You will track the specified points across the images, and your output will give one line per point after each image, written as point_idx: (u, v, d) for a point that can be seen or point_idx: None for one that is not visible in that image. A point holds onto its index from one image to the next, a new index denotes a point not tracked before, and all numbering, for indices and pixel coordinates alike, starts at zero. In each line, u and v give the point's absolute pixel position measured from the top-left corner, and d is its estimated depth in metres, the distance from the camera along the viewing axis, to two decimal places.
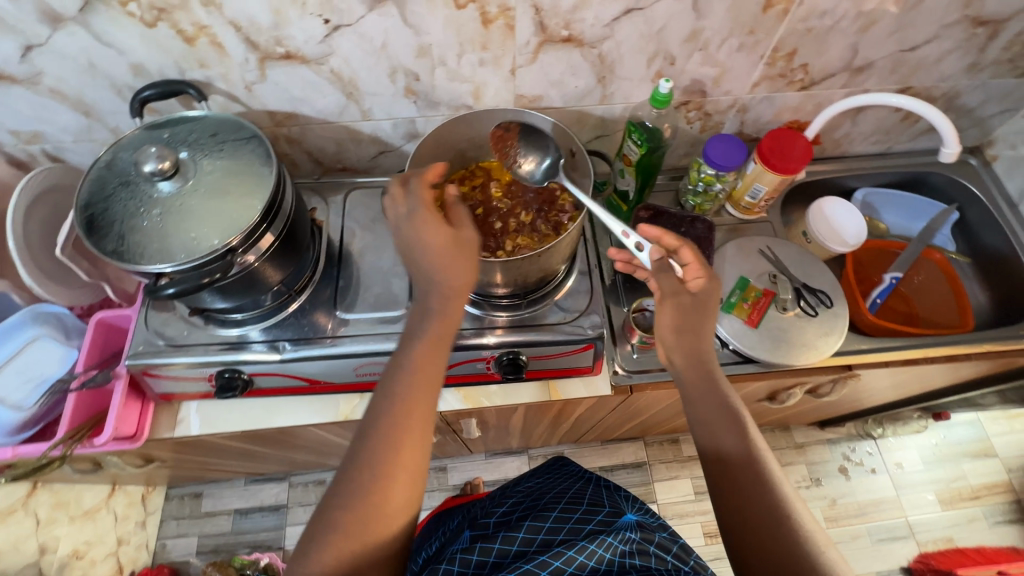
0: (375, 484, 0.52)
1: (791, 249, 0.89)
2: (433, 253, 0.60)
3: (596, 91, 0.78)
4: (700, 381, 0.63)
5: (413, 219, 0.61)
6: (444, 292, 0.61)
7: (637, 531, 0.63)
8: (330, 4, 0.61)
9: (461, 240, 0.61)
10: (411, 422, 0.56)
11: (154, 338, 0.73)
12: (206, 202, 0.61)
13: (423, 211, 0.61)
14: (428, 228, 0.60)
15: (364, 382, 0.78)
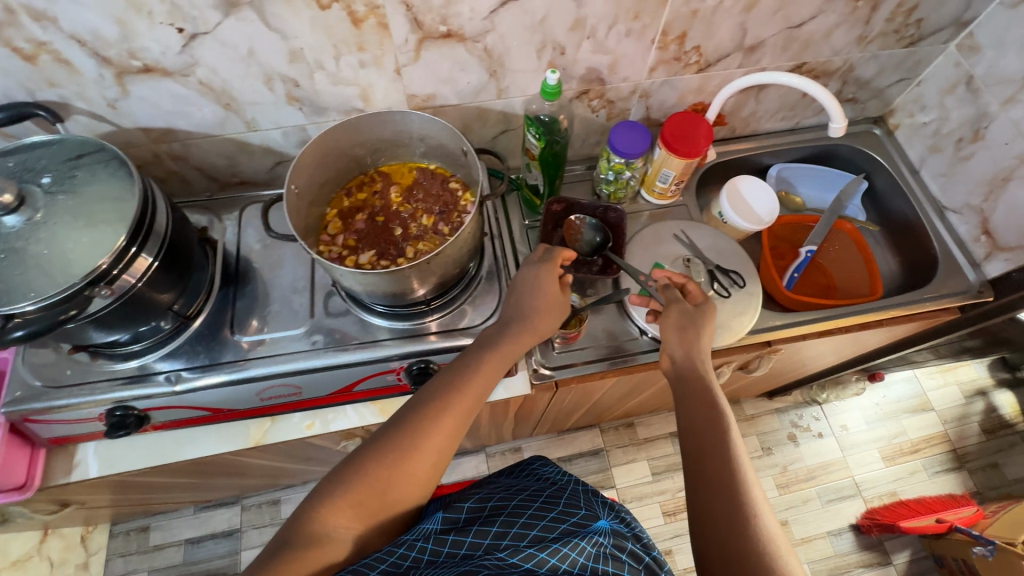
0: (402, 456, 0.58)
1: (704, 232, 0.90)
2: (545, 297, 0.71)
3: (490, 85, 0.75)
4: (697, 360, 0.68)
5: (542, 266, 0.72)
6: (526, 334, 0.69)
7: (609, 537, 0.57)
8: (180, 11, 0.57)
9: (561, 301, 0.72)
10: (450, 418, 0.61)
11: (31, 380, 0.68)
12: (65, 231, 0.57)
13: (548, 266, 0.72)
14: (546, 278, 0.71)
15: (274, 405, 0.75)
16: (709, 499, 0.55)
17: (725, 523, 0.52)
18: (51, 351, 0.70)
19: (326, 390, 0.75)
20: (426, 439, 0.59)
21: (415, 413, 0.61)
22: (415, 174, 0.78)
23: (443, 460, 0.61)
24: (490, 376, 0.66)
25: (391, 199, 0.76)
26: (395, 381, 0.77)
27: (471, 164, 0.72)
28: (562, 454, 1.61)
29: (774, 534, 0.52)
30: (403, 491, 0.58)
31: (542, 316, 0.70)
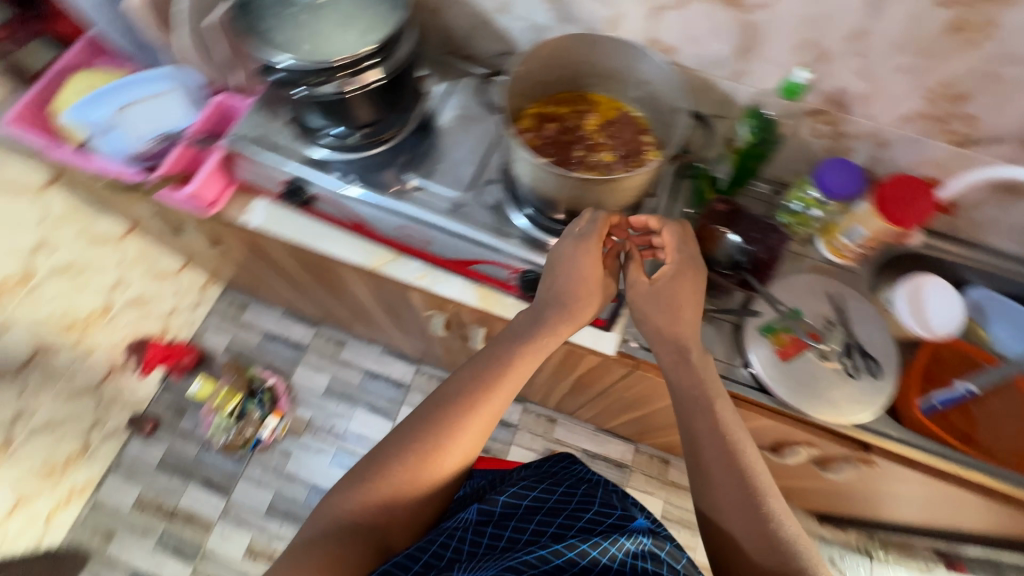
0: (415, 451, 0.66)
1: (865, 308, 0.81)
2: (570, 281, 0.69)
3: (732, 62, 0.74)
4: (724, 461, 0.62)
5: (579, 245, 0.68)
6: (559, 315, 0.70)
7: (650, 537, 0.59)
8: None
9: (603, 285, 0.71)
10: (466, 413, 0.67)
11: (250, 129, 0.82)
12: (341, 21, 0.70)
13: (593, 241, 0.68)
14: (586, 261, 0.68)
15: (403, 243, 0.83)
16: None
17: None
18: (271, 116, 0.83)
19: (450, 253, 0.82)
20: (438, 434, 0.66)
21: (431, 412, 0.68)
22: (616, 113, 0.79)
23: (466, 448, 0.67)
24: (515, 368, 0.69)
25: (586, 126, 0.78)
26: (504, 278, 0.81)
27: (676, 123, 0.72)
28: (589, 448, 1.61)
29: None
30: (417, 488, 0.65)
31: (583, 306, 0.70)
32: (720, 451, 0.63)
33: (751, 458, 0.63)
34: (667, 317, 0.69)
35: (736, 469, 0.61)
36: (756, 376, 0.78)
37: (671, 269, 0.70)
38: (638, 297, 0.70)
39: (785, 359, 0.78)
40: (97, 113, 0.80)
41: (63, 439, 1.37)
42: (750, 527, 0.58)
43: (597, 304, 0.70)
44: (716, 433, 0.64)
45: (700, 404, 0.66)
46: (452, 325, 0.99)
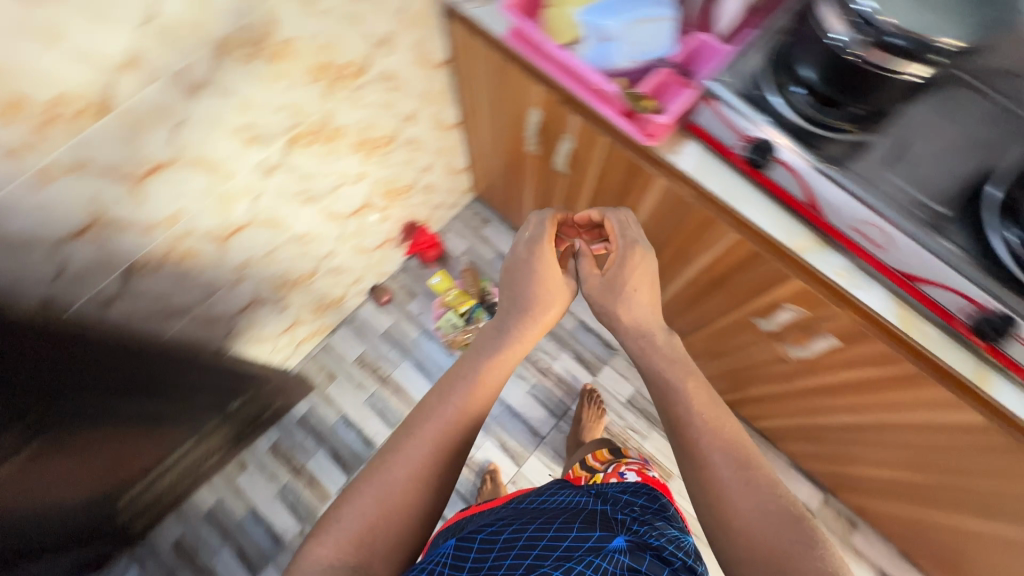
0: (393, 487, 0.75)
1: None
2: (537, 281, 0.92)
3: None
4: (690, 469, 0.76)
5: (530, 247, 0.93)
6: (522, 319, 0.92)
7: (627, 554, 0.68)
8: None
9: (560, 287, 0.93)
10: (450, 437, 0.81)
11: (736, 77, 0.81)
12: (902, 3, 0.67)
13: (543, 242, 0.92)
14: (545, 259, 0.92)
15: (843, 237, 0.80)
16: (749, 545, 0.67)
17: (757, 535, 0.67)
18: (756, 59, 0.81)
19: (900, 266, 0.77)
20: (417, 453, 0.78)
21: (420, 453, 0.78)
22: None
23: (443, 471, 0.79)
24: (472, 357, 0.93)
25: None
26: (952, 310, 0.75)
27: None
28: (641, 444, 1.59)
29: (792, 548, 0.64)
30: (400, 502, 0.75)
31: (550, 305, 0.92)
32: (706, 436, 0.77)
33: (747, 446, 0.77)
34: (621, 311, 0.91)
35: (706, 436, 0.77)
36: None
37: (617, 261, 0.91)
38: (592, 287, 0.93)
39: None
40: (604, 20, 0.80)
41: (338, 283, 1.54)
42: (724, 469, 0.73)
43: (560, 308, 0.93)
44: (699, 416, 0.79)
45: (692, 393, 0.82)
46: (799, 319, 0.95)
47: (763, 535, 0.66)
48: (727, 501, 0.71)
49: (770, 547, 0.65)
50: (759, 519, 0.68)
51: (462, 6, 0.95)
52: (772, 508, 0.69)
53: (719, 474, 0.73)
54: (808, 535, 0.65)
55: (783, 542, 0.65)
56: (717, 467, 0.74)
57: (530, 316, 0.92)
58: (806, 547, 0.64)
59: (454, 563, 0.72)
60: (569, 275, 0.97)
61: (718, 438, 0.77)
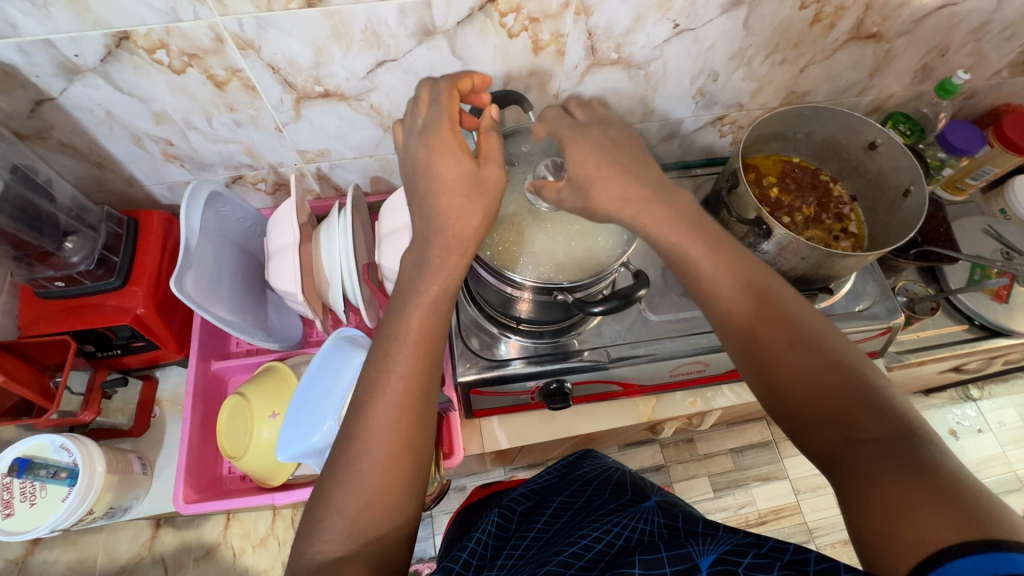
0: (365, 448, 0.45)
1: (1011, 227, 0.93)
2: (445, 192, 0.49)
3: (861, 84, 0.79)
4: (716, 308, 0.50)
5: (427, 141, 0.49)
6: (451, 241, 0.50)
7: (661, 515, 0.49)
8: (691, 8, 0.60)
9: (479, 178, 0.49)
10: (403, 406, 0.47)
11: (473, 355, 0.70)
12: (557, 246, 0.60)
13: (448, 124, 0.49)
14: (457, 149, 0.49)
15: (673, 382, 0.77)
16: (804, 393, 0.42)
17: (815, 377, 0.42)
18: (477, 311, 0.73)
19: (728, 370, 0.77)
20: (373, 436, 0.46)
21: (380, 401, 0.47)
22: (783, 166, 0.80)
23: (402, 452, 0.46)
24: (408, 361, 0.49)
25: (771, 191, 0.78)
26: None
27: (874, 159, 0.75)
28: None
29: (865, 387, 0.41)
30: (381, 450, 0.45)
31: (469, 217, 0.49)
32: (721, 264, 0.50)
33: (760, 270, 0.50)
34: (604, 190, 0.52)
35: (734, 262, 0.50)
36: (986, 325, 0.87)
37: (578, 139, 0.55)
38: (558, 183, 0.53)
39: (1004, 300, 0.87)
40: (312, 437, 0.61)
41: None
42: (741, 304, 0.48)
43: (486, 215, 0.50)
44: (719, 245, 0.51)
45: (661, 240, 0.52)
46: (683, 422, 0.93)
47: (820, 386, 0.42)
48: (763, 340, 0.46)
49: (819, 389, 0.42)
50: (799, 368, 0.43)
51: (126, 516, 0.69)
52: (825, 338, 0.44)
53: (740, 317, 0.48)
54: (860, 375, 0.41)
55: (824, 386, 0.42)
56: (753, 324, 0.47)
57: (465, 240, 0.51)
58: (868, 392, 0.40)
59: (501, 535, 0.57)
60: (495, 160, 0.50)
61: (741, 270, 0.50)
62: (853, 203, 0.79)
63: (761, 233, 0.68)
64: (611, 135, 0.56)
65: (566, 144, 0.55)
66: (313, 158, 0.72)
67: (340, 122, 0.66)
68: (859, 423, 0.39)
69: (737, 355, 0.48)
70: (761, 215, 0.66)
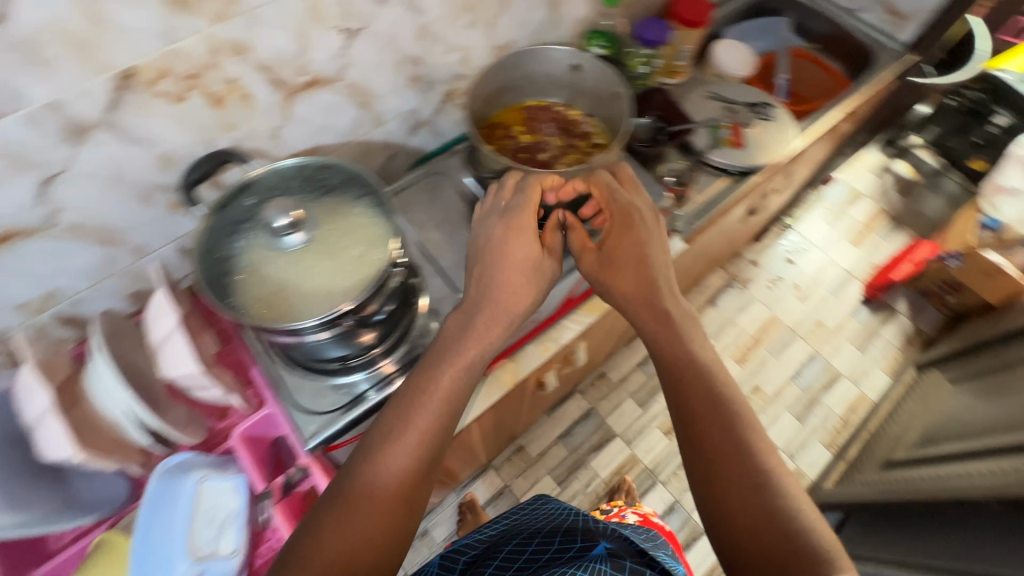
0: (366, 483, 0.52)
1: (724, 86, 1.09)
2: (508, 268, 0.63)
3: (550, 19, 0.87)
4: (681, 406, 0.60)
5: (503, 223, 0.65)
6: (500, 312, 0.61)
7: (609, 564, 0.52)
8: (348, 11, 0.62)
9: (539, 266, 0.64)
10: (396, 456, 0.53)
11: (315, 416, 0.68)
12: (327, 267, 0.58)
13: (523, 210, 0.66)
14: (523, 234, 0.64)
15: (515, 341, 0.82)
16: (747, 519, 0.52)
17: (759, 506, 0.52)
18: (287, 368, 0.70)
19: (554, 306, 0.83)
20: (382, 480, 0.52)
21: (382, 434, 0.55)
22: (523, 113, 0.87)
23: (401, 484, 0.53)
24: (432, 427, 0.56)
25: (520, 138, 0.85)
26: None
27: (583, 76, 0.83)
28: (601, 478, 1.59)
29: (798, 531, 0.50)
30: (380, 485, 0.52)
31: (521, 299, 0.62)
32: (691, 371, 0.61)
33: (722, 381, 0.61)
34: (620, 275, 0.66)
35: (700, 370, 0.61)
36: (740, 170, 1.01)
37: (615, 225, 0.69)
38: (590, 264, 0.69)
39: (741, 144, 1.01)
40: None
41: None
42: (708, 410, 0.58)
43: (534, 296, 0.63)
44: (688, 346, 0.63)
45: (637, 300, 0.65)
46: (559, 367, 0.99)
47: (764, 521, 0.51)
48: (719, 457, 0.56)
49: (757, 520, 0.51)
50: (744, 503, 0.53)
51: None
52: (769, 467, 0.54)
53: (703, 432, 0.57)
54: (796, 523, 0.51)
55: (760, 521, 0.51)
56: (709, 429, 0.57)
57: (511, 314, 0.62)
58: (797, 531, 0.50)
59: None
60: (553, 253, 0.65)
61: (707, 386, 0.60)
62: (590, 117, 0.86)
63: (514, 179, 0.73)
64: (641, 220, 0.68)
65: (614, 234, 0.68)
66: (42, 307, 0.64)
67: (47, 258, 0.59)
68: (787, 569, 0.48)
69: (689, 464, 0.58)
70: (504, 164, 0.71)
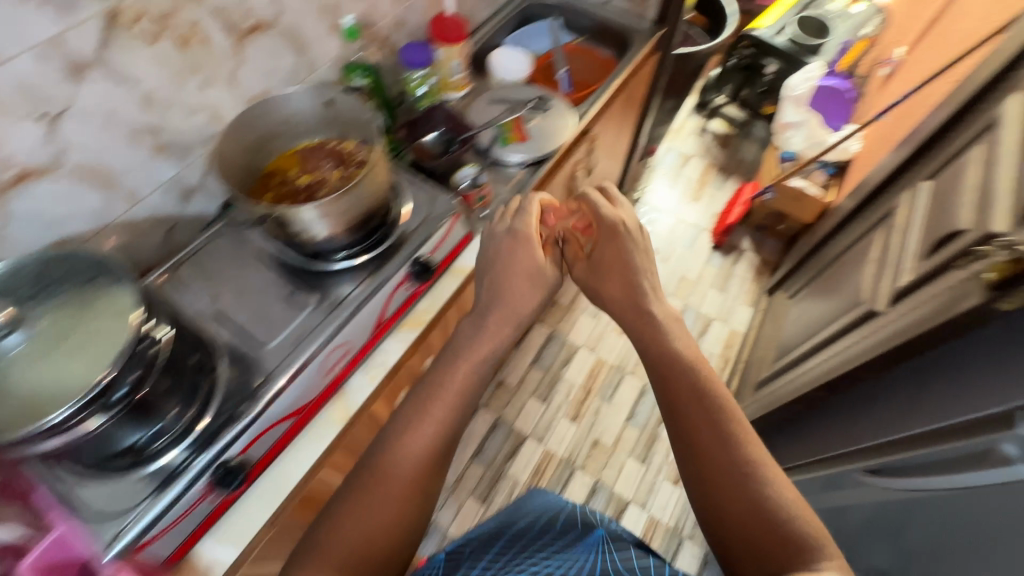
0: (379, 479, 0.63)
1: (505, 90, 1.18)
2: (513, 277, 0.81)
3: (301, 63, 0.90)
4: (678, 410, 0.70)
5: (511, 241, 0.83)
6: (507, 315, 0.79)
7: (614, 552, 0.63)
8: (38, 96, 0.60)
9: (540, 275, 0.82)
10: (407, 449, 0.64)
11: (115, 518, 0.64)
12: (72, 359, 0.55)
13: (529, 225, 0.85)
14: (529, 242, 0.83)
15: (335, 379, 0.81)
16: (733, 508, 0.62)
17: (744, 498, 0.61)
18: (77, 477, 0.65)
19: (368, 333, 0.84)
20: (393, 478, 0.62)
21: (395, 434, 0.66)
22: (297, 155, 0.88)
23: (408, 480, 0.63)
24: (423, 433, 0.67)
25: (298, 180, 0.85)
26: (408, 293, 0.88)
27: (340, 109, 0.85)
28: (523, 483, 1.60)
29: (785, 520, 0.59)
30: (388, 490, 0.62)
31: (526, 303, 0.80)
32: (689, 381, 0.71)
33: (717, 385, 0.72)
34: (608, 283, 0.85)
35: (693, 380, 0.72)
36: (531, 160, 1.09)
37: (605, 237, 0.87)
38: (581, 270, 0.89)
39: (525, 138, 1.10)
40: None
41: None
42: (700, 416, 0.68)
43: (534, 294, 0.82)
44: (681, 357, 0.74)
45: (626, 305, 0.83)
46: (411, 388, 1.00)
47: (753, 514, 0.60)
48: (710, 453, 0.66)
49: (745, 514, 0.61)
50: (734, 501, 0.62)
51: None
52: (755, 460, 0.64)
53: (697, 436, 0.67)
54: (783, 516, 0.59)
55: (750, 517, 0.60)
56: (700, 426, 0.68)
57: (518, 315, 0.79)
58: (785, 524, 0.59)
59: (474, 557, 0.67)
60: (550, 267, 0.84)
61: (701, 393, 0.70)
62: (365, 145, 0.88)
63: (283, 222, 0.74)
64: (625, 232, 0.86)
65: (603, 245, 0.87)
66: None
67: None
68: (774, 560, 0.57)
69: (685, 460, 0.68)
70: (263, 210, 0.71)
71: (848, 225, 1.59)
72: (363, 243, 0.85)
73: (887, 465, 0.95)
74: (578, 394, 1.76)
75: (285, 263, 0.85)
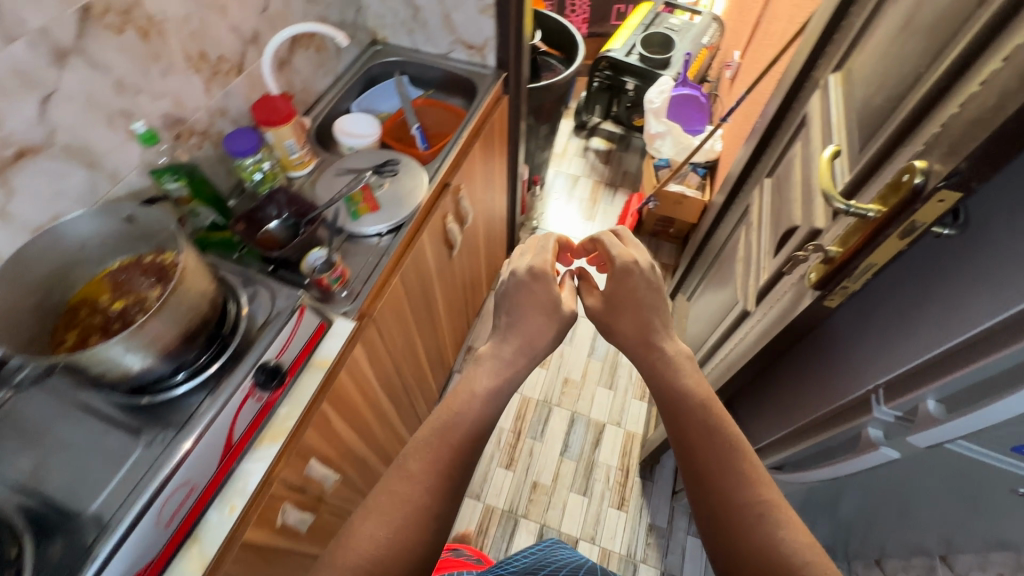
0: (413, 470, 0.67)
1: (353, 157, 1.15)
2: (529, 312, 0.84)
3: (98, 177, 0.83)
4: (691, 442, 0.72)
5: (524, 281, 0.86)
6: (519, 354, 0.81)
7: None
8: None
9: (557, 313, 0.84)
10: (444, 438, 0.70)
11: None
12: None
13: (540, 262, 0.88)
14: (542, 279, 0.86)
15: (182, 525, 0.71)
16: (744, 546, 0.61)
17: (754, 535, 0.61)
18: None
19: (215, 463, 0.75)
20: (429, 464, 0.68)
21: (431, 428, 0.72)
22: (108, 280, 0.79)
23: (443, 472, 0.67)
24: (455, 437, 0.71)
25: (110, 307, 0.76)
26: (260, 404, 0.80)
27: (143, 222, 0.79)
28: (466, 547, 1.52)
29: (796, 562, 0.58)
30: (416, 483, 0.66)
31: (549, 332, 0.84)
32: (704, 417, 0.73)
33: (729, 422, 0.73)
34: (620, 320, 0.86)
35: (706, 420, 0.73)
36: (388, 228, 1.06)
37: (622, 274, 0.88)
38: (593, 305, 0.90)
39: (377, 207, 1.06)
40: None
41: None
42: (711, 452, 0.69)
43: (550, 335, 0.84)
44: (691, 393, 0.76)
45: (636, 340, 0.84)
46: (297, 497, 0.91)
47: (767, 555, 0.60)
48: (718, 486, 0.67)
49: (758, 551, 0.60)
50: (747, 538, 0.61)
51: None
52: (764, 498, 0.64)
53: (704, 469, 0.69)
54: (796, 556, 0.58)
55: (762, 556, 0.60)
56: (708, 459, 0.69)
57: (534, 352, 0.82)
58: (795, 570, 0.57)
59: None
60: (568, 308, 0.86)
61: (710, 430, 0.71)
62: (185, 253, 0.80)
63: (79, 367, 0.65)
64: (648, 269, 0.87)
65: (615, 280, 0.88)
66: None
67: None
68: None
69: (696, 493, 0.69)
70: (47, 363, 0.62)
71: (722, 220, 1.68)
72: (196, 362, 0.77)
73: (794, 459, 0.97)
74: (509, 438, 1.72)
75: (107, 406, 0.75)
